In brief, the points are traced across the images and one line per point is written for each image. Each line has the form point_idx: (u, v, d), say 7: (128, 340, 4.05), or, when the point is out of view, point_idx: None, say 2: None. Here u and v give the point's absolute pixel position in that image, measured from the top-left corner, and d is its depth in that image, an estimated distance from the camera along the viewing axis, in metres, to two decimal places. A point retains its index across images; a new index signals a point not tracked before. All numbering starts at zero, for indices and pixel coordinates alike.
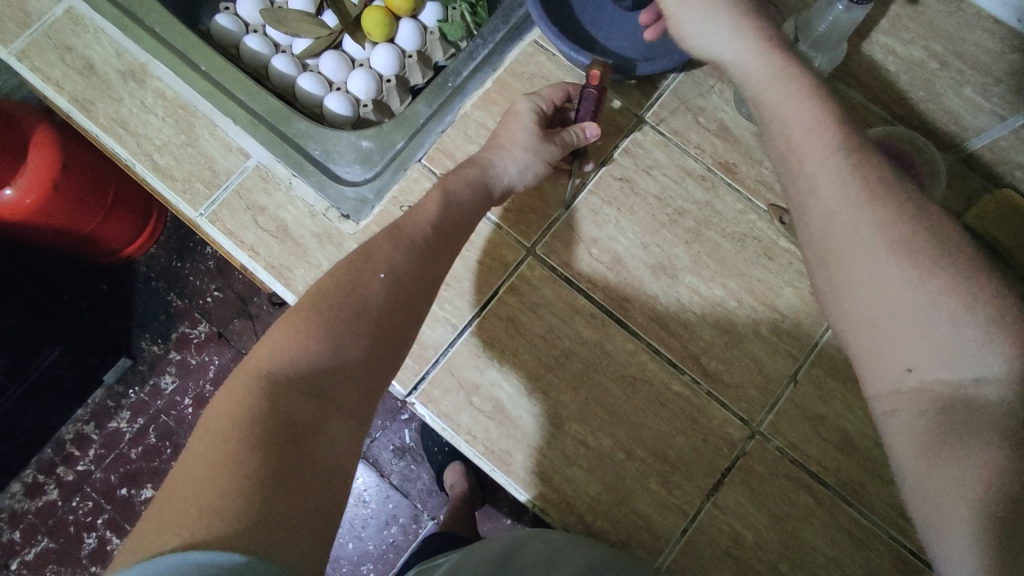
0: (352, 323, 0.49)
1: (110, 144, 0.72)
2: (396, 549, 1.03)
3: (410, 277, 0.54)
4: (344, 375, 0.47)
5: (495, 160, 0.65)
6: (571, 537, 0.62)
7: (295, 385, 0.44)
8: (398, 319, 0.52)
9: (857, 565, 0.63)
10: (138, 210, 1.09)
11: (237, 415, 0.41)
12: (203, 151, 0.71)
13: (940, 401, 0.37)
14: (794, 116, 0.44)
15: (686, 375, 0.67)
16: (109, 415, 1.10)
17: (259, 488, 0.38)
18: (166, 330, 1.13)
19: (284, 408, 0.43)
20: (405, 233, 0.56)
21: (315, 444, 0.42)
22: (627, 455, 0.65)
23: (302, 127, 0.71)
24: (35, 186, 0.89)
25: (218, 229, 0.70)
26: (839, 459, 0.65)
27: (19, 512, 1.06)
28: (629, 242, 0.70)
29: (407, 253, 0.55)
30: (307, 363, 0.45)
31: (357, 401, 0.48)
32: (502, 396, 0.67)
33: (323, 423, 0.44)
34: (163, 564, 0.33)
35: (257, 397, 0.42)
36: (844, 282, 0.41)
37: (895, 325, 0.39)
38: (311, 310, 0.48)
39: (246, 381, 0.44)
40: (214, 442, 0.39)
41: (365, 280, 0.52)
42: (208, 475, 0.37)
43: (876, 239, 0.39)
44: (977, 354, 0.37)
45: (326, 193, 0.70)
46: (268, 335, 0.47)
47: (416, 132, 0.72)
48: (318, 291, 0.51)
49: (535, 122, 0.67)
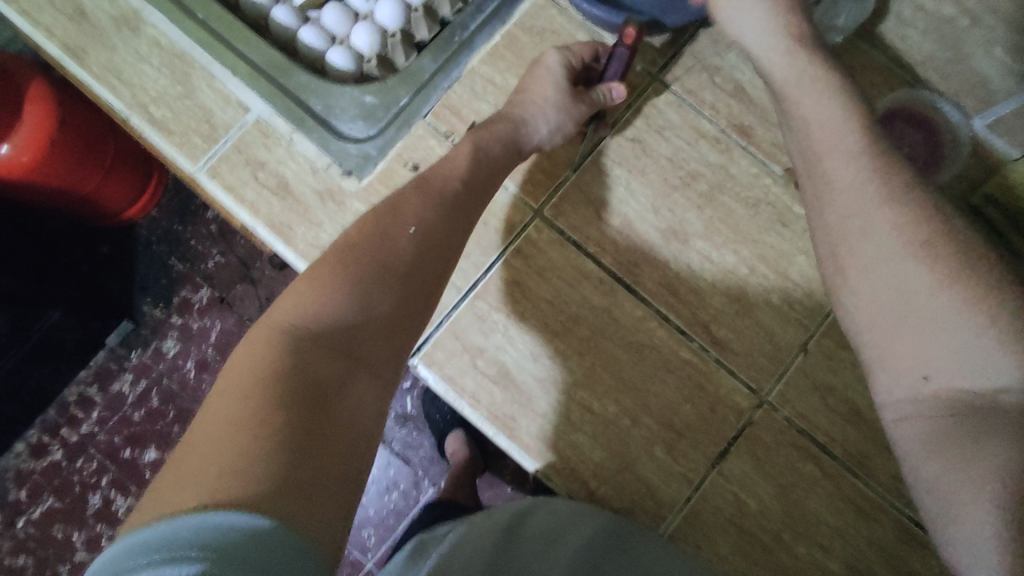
0: (379, 279, 0.48)
1: (103, 95, 0.69)
2: (397, 515, 1.03)
3: (438, 235, 0.53)
4: (371, 334, 0.46)
5: (526, 117, 0.63)
6: (580, 505, 0.60)
7: (320, 340, 0.43)
8: (426, 277, 0.51)
9: (862, 538, 0.62)
10: (138, 170, 1.07)
11: (261, 371, 0.40)
12: (201, 104, 0.69)
13: (955, 405, 0.40)
14: (825, 122, 0.49)
15: (694, 343, 0.65)
16: (112, 377, 1.10)
17: (282, 448, 0.36)
18: (167, 292, 1.11)
19: (308, 363, 0.41)
20: (433, 186, 0.55)
21: (340, 404, 0.41)
22: (632, 423, 0.64)
23: (305, 81, 0.68)
24: (31, 143, 0.86)
25: (217, 185, 0.67)
26: (848, 431, 0.64)
27: (25, 471, 1.07)
28: (639, 206, 0.67)
29: (435, 207, 0.53)
30: (333, 318, 0.44)
31: (383, 361, 0.46)
32: (506, 360, 0.65)
33: (348, 383, 0.42)
34: (179, 524, 0.32)
35: (280, 352, 0.41)
36: (860, 291, 0.45)
37: (913, 333, 0.42)
38: (336, 263, 0.47)
39: (267, 334, 0.43)
40: (235, 399, 0.38)
41: (392, 235, 0.50)
42: (230, 434, 0.36)
43: (897, 246, 0.43)
44: (988, 360, 0.39)
45: (328, 149, 0.68)
46: (291, 289, 0.46)
47: (421, 88, 0.70)
48: (344, 242, 0.49)
49: (565, 78, 0.65)
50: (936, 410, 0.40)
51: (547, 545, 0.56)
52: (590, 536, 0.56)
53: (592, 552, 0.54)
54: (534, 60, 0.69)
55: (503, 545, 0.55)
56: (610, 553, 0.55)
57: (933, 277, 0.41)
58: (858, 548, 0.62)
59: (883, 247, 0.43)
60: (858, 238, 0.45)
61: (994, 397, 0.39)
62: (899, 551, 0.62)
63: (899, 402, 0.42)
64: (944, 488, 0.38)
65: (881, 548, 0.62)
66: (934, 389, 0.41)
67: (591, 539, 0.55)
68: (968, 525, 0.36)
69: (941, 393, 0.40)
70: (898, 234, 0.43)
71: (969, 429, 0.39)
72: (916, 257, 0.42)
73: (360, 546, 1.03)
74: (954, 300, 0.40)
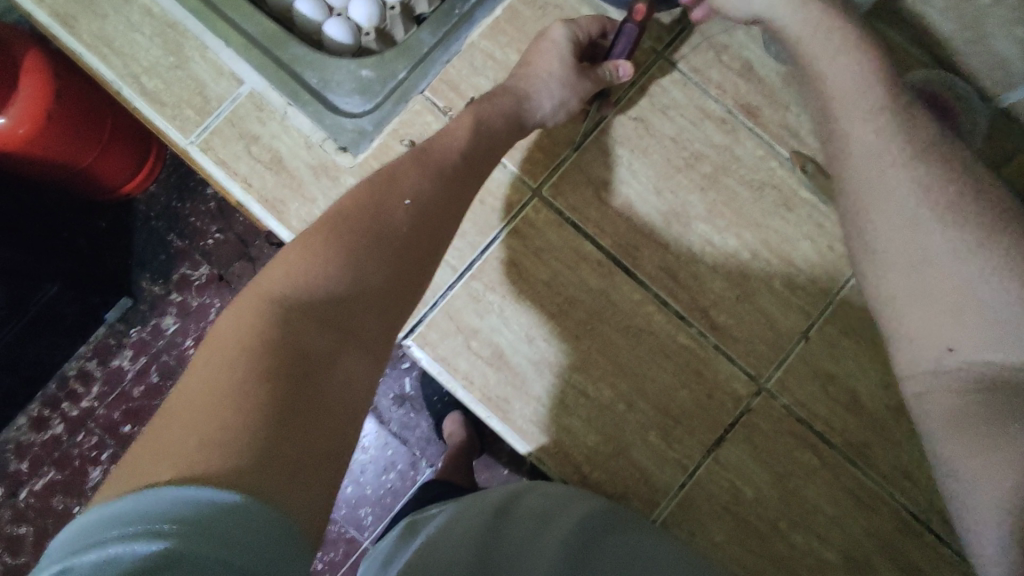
0: (373, 250, 0.47)
1: (94, 64, 0.68)
2: (394, 494, 1.03)
3: (436, 208, 0.51)
4: (364, 305, 0.45)
5: (530, 92, 0.61)
6: (569, 492, 0.60)
7: (310, 312, 0.42)
8: (421, 251, 0.50)
9: (858, 527, 0.62)
10: (136, 145, 1.05)
11: (247, 341, 0.39)
12: (193, 74, 0.67)
13: (982, 377, 0.39)
14: (846, 88, 0.48)
15: (693, 328, 0.64)
16: (112, 353, 1.09)
17: (265, 421, 0.35)
18: (166, 269, 1.10)
19: (297, 335, 0.40)
20: (433, 158, 0.54)
21: (328, 377, 0.40)
22: (628, 408, 0.63)
23: (300, 52, 0.67)
24: (29, 115, 0.85)
25: (209, 158, 0.66)
26: (847, 419, 0.63)
27: (25, 444, 1.07)
28: (641, 187, 0.66)
29: (433, 179, 0.52)
30: (323, 290, 0.43)
31: (375, 335, 0.45)
32: (502, 342, 0.64)
33: (338, 355, 0.41)
34: (152, 497, 0.30)
35: (268, 322, 0.40)
36: (887, 261, 0.43)
37: (942, 303, 0.40)
38: (329, 233, 0.46)
39: (256, 304, 0.42)
40: (220, 369, 0.37)
41: (389, 206, 0.49)
42: (213, 406, 0.35)
43: (925, 214, 0.42)
44: (1019, 333, 0.38)
45: (323, 123, 0.66)
46: (282, 258, 0.45)
47: (419, 62, 0.68)
48: (338, 213, 0.48)
49: (570, 53, 0.63)
50: (961, 382, 0.39)
51: (541, 525, 0.55)
52: (584, 519, 0.55)
53: (586, 532, 0.53)
54: (537, 34, 0.67)
55: (496, 525, 0.54)
56: (605, 536, 0.54)
57: (966, 244, 0.40)
58: (853, 538, 0.62)
59: (910, 215, 0.43)
60: (887, 207, 0.44)
61: (1022, 371, 0.38)
62: (895, 541, 0.61)
63: (921, 375, 0.41)
64: (964, 470, 0.37)
65: (877, 539, 0.61)
66: (960, 360, 0.40)
67: (584, 522, 0.55)
68: (994, 512, 0.35)
69: (970, 365, 0.39)
70: (928, 205, 0.42)
71: (987, 413, 0.38)
72: (948, 225, 0.41)
73: (357, 524, 1.03)
74: (987, 269, 0.39)
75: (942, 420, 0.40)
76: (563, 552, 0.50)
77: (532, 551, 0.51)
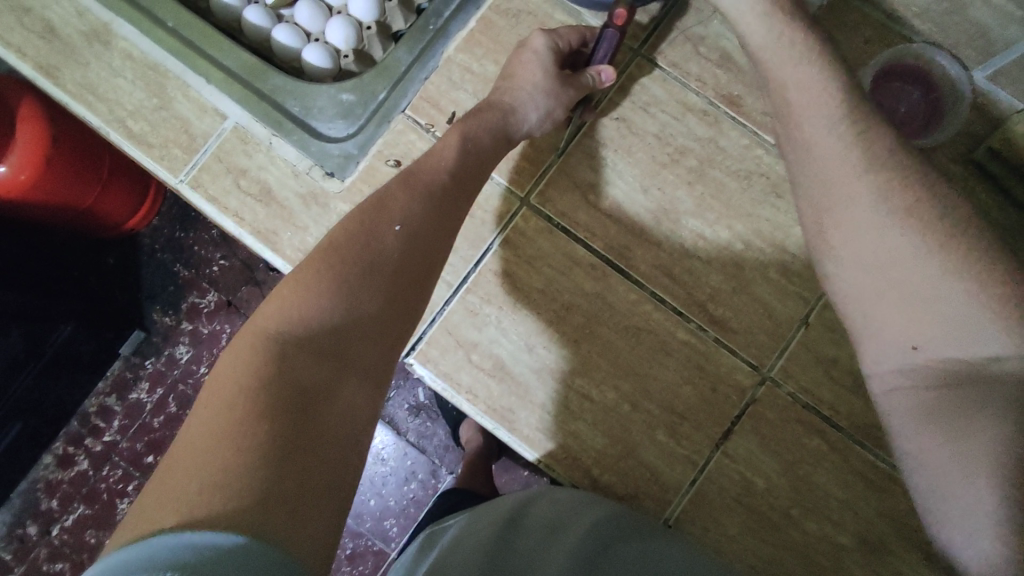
0: (366, 277, 0.47)
1: (80, 112, 0.69)
2: (417, 504, 1.04)
3: (425, 229, 0.51)
4: (360, 335, 0.45)
5: (516, 104, 0.61)
6: (582, 499, 0.60)
7: (306, 345, 0.42)
8: (413, 273, 0.50)
9: (874, 510, 0.61)
10: (135, 183, 1.07)
11: (244, 379, 0.39)
12: (177, 114, 0.68)
13: (946, 373, 0.41)
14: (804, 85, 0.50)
15: (692, 323, 0.64)
16: (129, 387, 1.11)
17: (265, 461, 0.36)
18: (174, 300, 1.12)
19: (293, 370, 0.41)
20: (421, 179, 0.54)
21: (326, 409, 0.41)
22: (633, 408, 0.64)
23: (279, 82, 0.67)
24: (28, 161, 0.86)
25: (200, 195, 0.67)
26: (854, 402, 0.62)
27: (53, 482, 1.09)
28: (628, 186, 0.66)
29: (422, 202, 0.52)
30: (317, 322, 0.44)
31: (373, 361, 0.46)
32: (502, 353, 0.65)
33: (335, 387, 0.42)
34: (157, 544, 0.31)
35: (264, 358, 0.41)
36: (849, 262, 0.46)
37: (905, 300, 0.43)
38: (321, 264, 0.46)
39: (252, 340, 0.42)
40: (218, 410, 0.38)
41: (379, 233, 0.49)
42: (212, 448, 0.36)
43: (885, 215, 0.44)
44: (979, 328, 0.40)
45: (308, 151, 0.67)
46: (276, 291, 0.46)
47: (398, 81, 0.69)
48: (330, 241, 0.49)
49: (553, 61, 0.63)
50: (930, 374, 0.42)
51: (554, 532, 0.55)
52: (596, 524, 0.55)
53: (597, 537, 0.53)
54: (515, 45, 0.67)
55: (507, 535, 0.55)
56: (618, 541, 0.54)
57: (927, 244, 0.42)
58: (868, 520, 0.61)
59: (866, 220, 0.45)
60: (846, 211, 0.46)
61: (984, 365, 0.40)
62: (911, 521, 0.61)
63: (889, 369, 0.44)
64: (931, 456, 0.40)
65: (894, 520, 0.61)
66: (925, 358, 0.42)
67: (595, 527, 0.55)
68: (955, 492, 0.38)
69: (934, 360, 0.42)
70: (886, 210, 0.44)
71: (953, 405, 0.40)
72: (905, 224, 0.43)
73: (383, 537, 1.04)
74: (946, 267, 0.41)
75: (912, 410, 0.43)
76: (575, 559, 0.50)
77: (542, 560, 0.51)
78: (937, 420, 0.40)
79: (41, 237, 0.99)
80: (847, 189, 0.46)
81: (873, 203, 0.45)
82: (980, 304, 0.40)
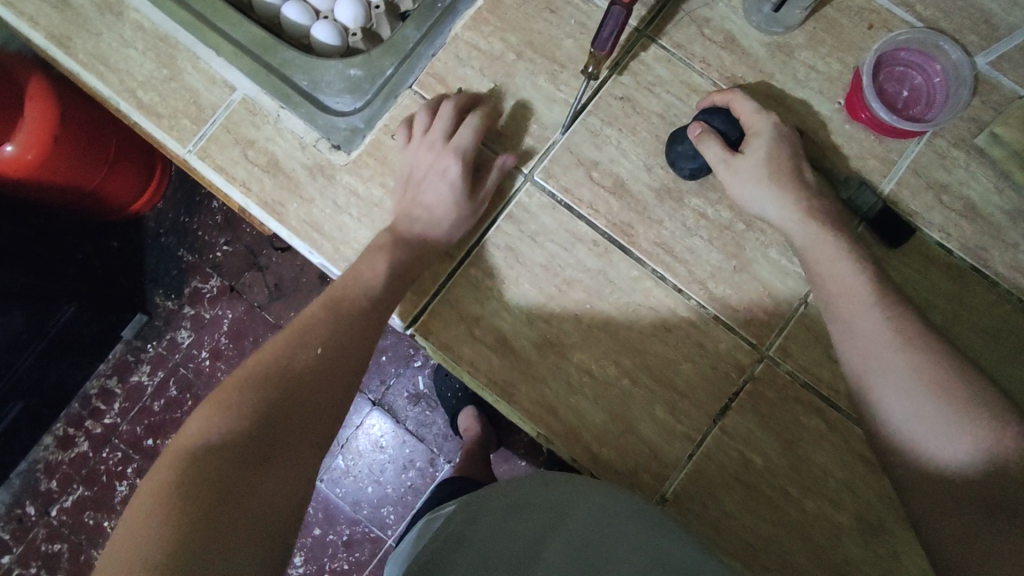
0: (283, 391, 0.50)
1: (91, 82, 0.70)
2: (415, 492, 1.05)
3: (338, 351, 0.55)
4: (283, 426, 0.48)
5: (429, 202, 0.64)
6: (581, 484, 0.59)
7: (229, 448, 0.45)
8: (331, 386, 0.53)
9: (870, 489, 0.62)
10: (141, 164, 1.07)
11: (160, 490, 0.41)
12: (187, 85, 0.69)
13: (942, 457, 0.46)
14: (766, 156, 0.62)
15: (692, 300, 0.65)
16: (130, 370, 1.12)
17: (177, 562, 0.37)
18: (177, 284, 1.13)
19: (208, 470, 0.43)
20: (342, 308, 0.57)
21: (243, 504, 0.43)
22: (633, 383, 0.64)
23: (288, 56, 0.68)
24: (36, 140, 0.87)
25: (208, 165, 0.68)
26: (851, 382, 0.63)
27: (53, 463, 1.09)
28: (632, 164, 0.66)
29: (332, 326, 0.56)
30: (233, 426, 0.46)
31: (292, 456, 0.48)
32: (504, 326, 0.65)
33: (252, 481, 0.44)
34: None
35: (184, 467, 0.43)
36: (837, 331, 0.56)
37: (897, 385, 0.50)
38: (236, 387, 0.49)
39: (174, 455, 0.44)
40: (137, 523, 0.40)
41: (297, 354, 0.53)
42: (129, 560, 0.37)
43: (862, 300, 0.55)
44: (955, 426, 0.46)
45: (316, 124, 0.67)
46: (195, 413, 0.48)
47: (406, 57, 0.69)
48: (246, 368, 0.52)
49: (472, 155, 0.65)
50: (930, 456, 0.47)
51: (551, 518, 0.55)
52: (594, 510, 0.55)
53: (592, 530, 0.53)
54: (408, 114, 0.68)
55: (504, 524, 0.55)
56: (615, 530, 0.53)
57: (894, 340, 0.51)
58: (864, 499, 0.62)
59: (845, 299, 0.56)
60: (836, 297, 0.56)
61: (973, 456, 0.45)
62: None
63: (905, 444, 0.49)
64: (938, 508, 0.46)
65: (890, 499, 0.62)
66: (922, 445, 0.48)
67: (591, 517, 0.54)
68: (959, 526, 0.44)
69: (935, 447, 0.47)
70: (875, 316, 0.53)
71: (970, 473, 0.45)
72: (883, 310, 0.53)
73: (381, 524, 1.05)
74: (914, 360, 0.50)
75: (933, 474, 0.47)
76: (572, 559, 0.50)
77: (536, 550, 0.51)
78: (946, 501, 0.45)
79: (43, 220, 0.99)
80: (835, 273, 0.57)
81: (857, 295, 0.55)
82: (951, 404, 0.47)
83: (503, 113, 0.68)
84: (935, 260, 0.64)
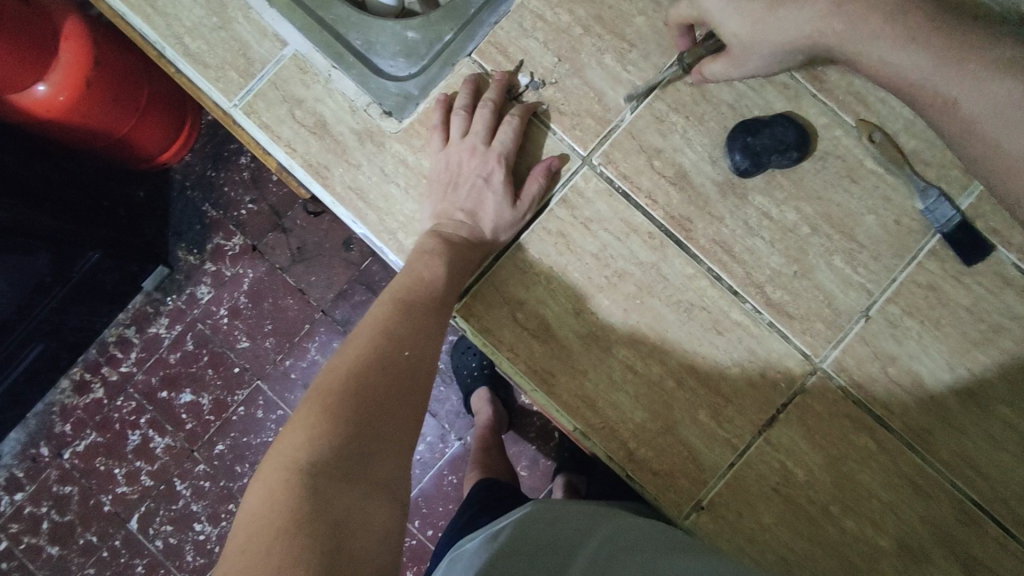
0: (382, 402, 0.48)
1: (137, 24, 0.67)
2: (423, 465, 1.04)
3: (422, 357, 0.53)
4: (378, 438, 0.46)
5: (471, 205, 0.61)
6: (596, 510, 0.61)
7: (332, 469, 0.42)
8: (417, 395, 0.51)
9: (916, 515, 0.59)
10: (170, 116, 1.04)
11: (276, 521, 0.38)
12: (237, 36, 0.66)
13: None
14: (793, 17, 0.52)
15: (747, 305, 0.62)
16: (149, 321, 1.11)
17: None
18: (200, 239, 1.11)
19: (324, 498, 0.40)
20: (416, 305, 0.55)
21: (354, 535, 0.40)
22: (677, 385, 0.61)
23: (343, 13, 0.65)
24: (69, 83, 0.83)
25: (252, 121, 0.65)
26: (908, 403, 0.60)
27: (68, 407, 1.09)
28: (696, 155, 0.63)
29: (418, 331, 0.54)
30: (341, 443, 0.44)
31: (391, 476, 0.45)
32: (548, 314, 0.63)
33: (360, 508, 0.42)
34: None
35: (295, 491, 0.40)
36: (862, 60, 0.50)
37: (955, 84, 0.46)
38: (333, 394, 0.46)
39: (283, 475, 0.41)
40: (255, 557, 0.36)
41: (391, 359, 0.51)
42: None
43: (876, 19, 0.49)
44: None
45: (367, 87, 0.64)
46: (291, 426, 0.45)
47: (467, 23, 0.66)
48: (341, 370, 0.49)
49: (510, 156, 0.62)
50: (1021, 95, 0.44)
51: (579, 529, 0.56)
52: (619, 529, 0.56)
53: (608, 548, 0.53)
54: (441, 100, 0.64)
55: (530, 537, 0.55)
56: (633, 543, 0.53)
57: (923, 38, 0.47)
58: (910, 525, 0.59)
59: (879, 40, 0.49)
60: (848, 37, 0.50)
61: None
62: (953, 529, 0.59)
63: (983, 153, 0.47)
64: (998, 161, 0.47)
65: (936, 527, 0.59)
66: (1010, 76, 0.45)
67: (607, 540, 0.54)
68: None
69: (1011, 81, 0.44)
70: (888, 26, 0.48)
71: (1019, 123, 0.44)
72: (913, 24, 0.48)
73: None
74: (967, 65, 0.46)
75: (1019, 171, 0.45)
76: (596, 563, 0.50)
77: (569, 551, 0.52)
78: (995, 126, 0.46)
79: (47, 155, 0.93)
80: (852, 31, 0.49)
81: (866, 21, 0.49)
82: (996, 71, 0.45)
83: (565, 90, 0.64)
84: (1011, 281, 0.59)
